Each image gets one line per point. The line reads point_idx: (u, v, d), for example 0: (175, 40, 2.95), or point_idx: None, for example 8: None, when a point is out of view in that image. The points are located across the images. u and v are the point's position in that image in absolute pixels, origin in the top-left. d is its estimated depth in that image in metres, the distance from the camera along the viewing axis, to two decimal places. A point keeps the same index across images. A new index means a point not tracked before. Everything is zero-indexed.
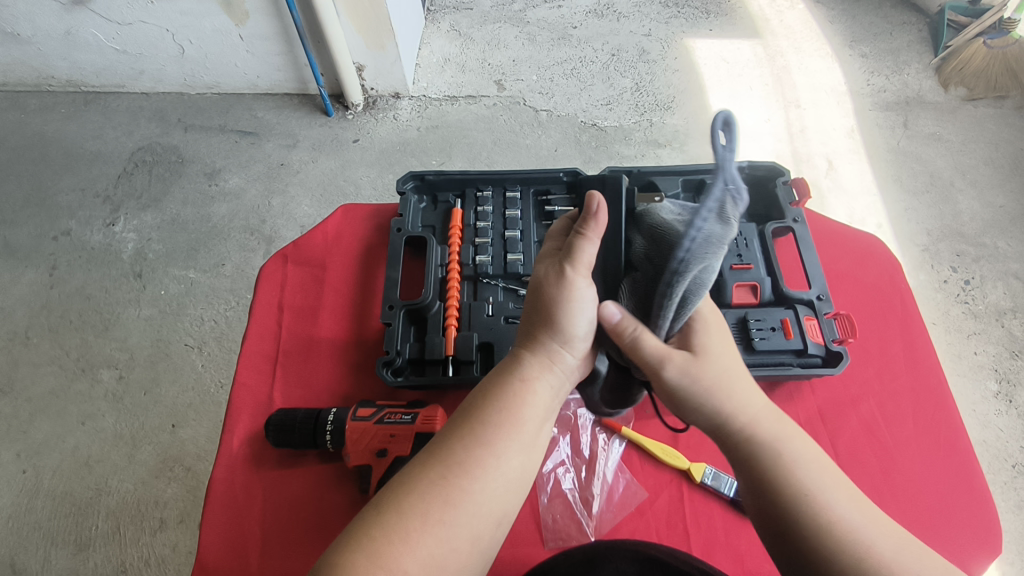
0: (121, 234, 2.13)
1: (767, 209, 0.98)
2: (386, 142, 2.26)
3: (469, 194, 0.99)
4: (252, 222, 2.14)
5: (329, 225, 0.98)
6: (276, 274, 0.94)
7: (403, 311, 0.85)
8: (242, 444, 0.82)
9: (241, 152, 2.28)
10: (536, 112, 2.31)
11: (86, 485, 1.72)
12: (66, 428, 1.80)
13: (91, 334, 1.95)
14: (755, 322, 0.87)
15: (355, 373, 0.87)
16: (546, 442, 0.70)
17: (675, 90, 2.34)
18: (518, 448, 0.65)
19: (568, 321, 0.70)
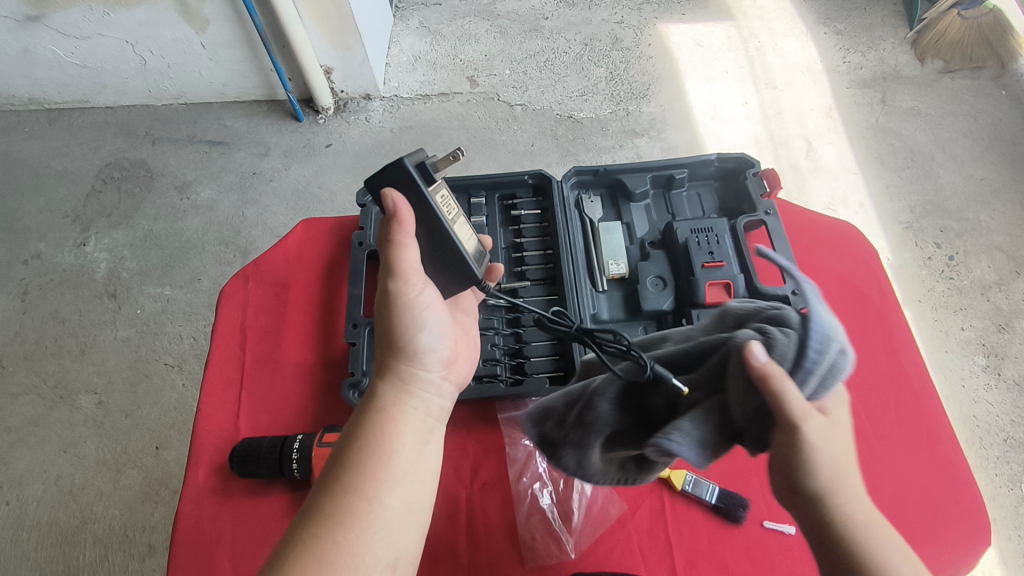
0: (93, 254, 2.08)
1: (738, 204, 0.95)
2: (359, 146, 2.22)
3: None
4: (226, 234, 2.10)
5: (290, 242, 0.95)
6: (238, 295, 0.91)
7: (367, 329, 0.83)
8: (208, 477, 0.78)
9: (212, 163, 2.24)
10: (510, 107, 2.27)
11: (71, 514, 1.68)
12: (47, 457, 1.77)
13: (67, 358, 1.91)
14: None
15: (323, 395, 0.83)
16: (431, 464, 0.66)
17: (650, 78, 2.31)
18: (393, 480, 0.61)
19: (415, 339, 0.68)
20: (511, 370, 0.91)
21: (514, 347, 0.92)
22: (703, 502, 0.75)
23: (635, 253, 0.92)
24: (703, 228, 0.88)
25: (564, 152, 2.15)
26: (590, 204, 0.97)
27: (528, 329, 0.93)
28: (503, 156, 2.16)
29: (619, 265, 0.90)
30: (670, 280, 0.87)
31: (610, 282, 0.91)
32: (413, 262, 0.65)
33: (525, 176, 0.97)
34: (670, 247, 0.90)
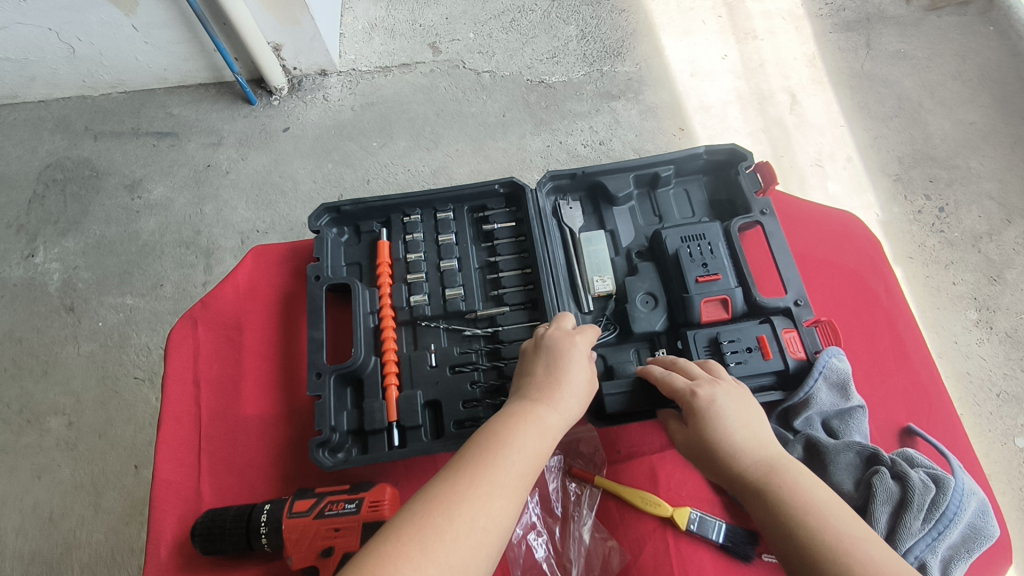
0: (44, 265, 1.94)
1: (730, 199, 0.88)
2: (319, 128, 2.07)
3: (395, 221, 0.87)
4: (185, 234, 1.96)
5: (239, 277, 0.87)
6: (186, 341, 0.83)
7: (334, 377, 0.75)
8: (172, 554, 0.72)
9: (162, 157, 2.08)
10: (477, 75, 2.12)
11: (53, 542, 1.60)
12: (22, 485, 1.67)
13: (30, 380, 1.79)
14: (727, 343, 0.76)
15: (291, 451, 0.77)
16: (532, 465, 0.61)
17: (624, 33, 2.17)
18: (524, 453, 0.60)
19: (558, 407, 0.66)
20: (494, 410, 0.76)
21: (496, 383, 0.76)
22: (710, 542, 0.70)
23: (622, 266, 0.85)
24: (694, 234, 0.82)
25: (538, 121, 2.03)
26: (568, 212, 0.88)
27: (510, 360, 0.78)
28: (473, 130, 2.03)
29: (605, 281, 0.82)
30: (662, 296, 0.82)
31: (596, 299, 0.84)
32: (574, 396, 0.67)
33: (495, 184, 0.86)
34: (659, 257, 0.83)
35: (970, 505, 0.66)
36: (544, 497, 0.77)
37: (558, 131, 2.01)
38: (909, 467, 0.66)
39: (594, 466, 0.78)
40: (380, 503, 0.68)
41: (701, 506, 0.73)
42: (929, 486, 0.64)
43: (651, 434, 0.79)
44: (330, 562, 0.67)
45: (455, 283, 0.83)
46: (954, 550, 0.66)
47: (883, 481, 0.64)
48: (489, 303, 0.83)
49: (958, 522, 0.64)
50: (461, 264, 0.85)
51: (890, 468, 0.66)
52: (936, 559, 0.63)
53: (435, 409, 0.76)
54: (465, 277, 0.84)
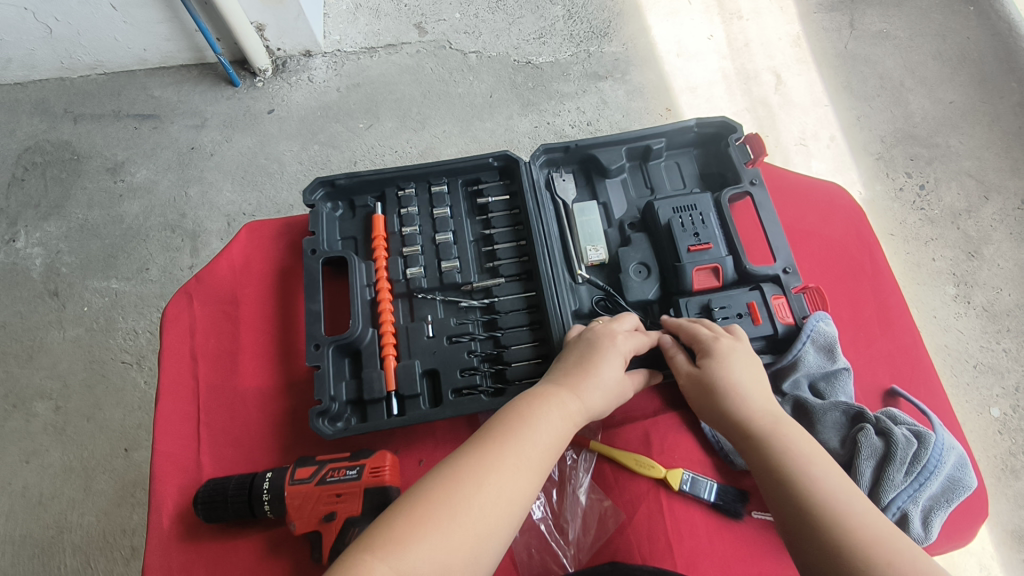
0: (26, 250, 1.91)
1: (721, 171, 0.89)
2: (305, 109, 2.05)
3: (390, 195, 0.87)
4: (171, 217, 1.94)
5: (234, 252, 0.87)
6: (183, 316, 0.83)
7: (332, 349, 0.76)
8: (174, 523, 0.73)
9: (144, 140, 2.05)
10: (464, 56, 2.11)
11: (44, 525, 1.59)
12: (10, 470, 1.66)
13: (15, 365, 1.77)
14: (718, 311, 0.78)
15: (290, 423, 0.78)
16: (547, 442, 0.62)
17: (610, 13, 2.17)
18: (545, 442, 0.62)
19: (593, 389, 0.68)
20: (493, 378, 0.78)
21: (493, 353, 0.78)
22: (702, 501, 0.73)
23: (614, 237, 0.86)
24: (686, 205, 0.83)
25: (525, 101, 2.03)
26: (562, 183, 0.89)
27: (507, 330, 0.79)
28: (460, 111, 2.02)
29: (598, 250, 0.83)
30: (655, 266, 0.83)
31: (589, 269, 0.85)
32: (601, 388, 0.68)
33: (489, 158, 0.87)
34: (652, 228, 0.85)
35: (950, 458, 0.69)
36: None
37: (545, 112, 2.01)
38: (893, 423, 0.69)
39: (589, 431, 0.80)
40: (381, 469, 0.70)
41: (693, 468, 0.76)
42: (911, 441, 0.67)
43: (645, 401, 0.81)
44: (331, 527, 0.68)
45: (450, 255, 0.83)
46: (934, 501, 0.70)
47: (868, 438, 0.67)
48: (485, 274, 0.84)
49: (939, 474, 0.67)
50: (456, 237, 0.85)
51: (875, 425, 0.69)
52: (917, 509, 0.66)
53: (433, 378, 0.78)
54: (460, 250, 0.84)
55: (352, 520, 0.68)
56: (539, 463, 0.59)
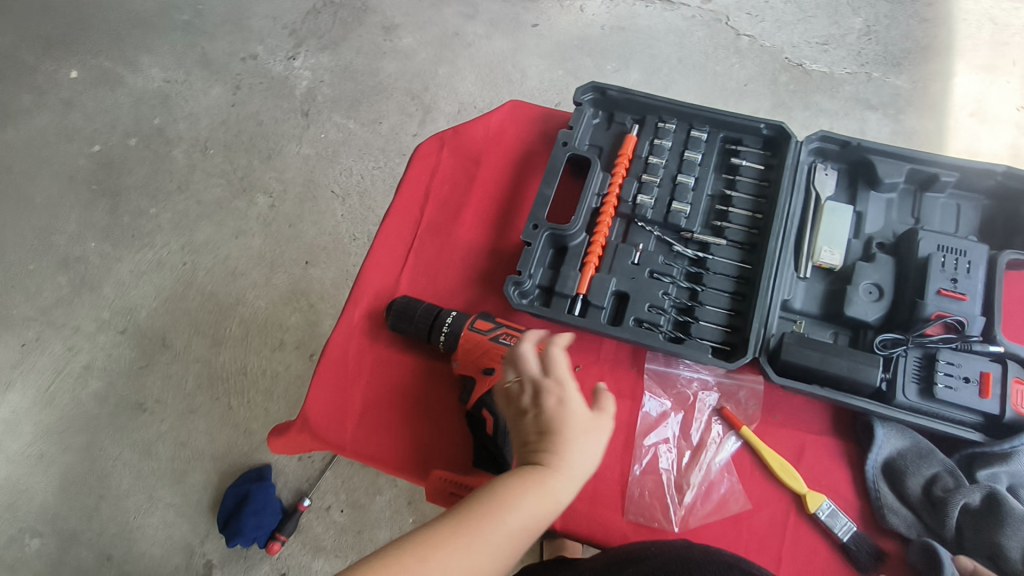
0: (298, 70, 2.20)
1: (1008, 232, 0.80)
2: (565, 34, 2.10)
3: (649, 122, 0.88)
4: (415, 87, 2.12)
5: (493, 119, 0.94)
6: (430, 155, 0.93)
7: (546, 234, 0.81)
8: (362, 318, 0.85)
9: (421, 12, 2.23)
10: (737, 36, 2.02)
11: (229, 292, 1.92)
12: (222, 238, 1.99)
13: (256, 158, 2.09)
14: (944, 364, 0.73)
15: (483, 282, 0.85)
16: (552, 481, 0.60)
17: (914, 45, 1.95)
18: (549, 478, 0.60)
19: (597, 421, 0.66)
20: (675, 325, 0.79)
21: (686, 303, 0.79)
22: (832, 536, 0.71)
23: (857, 249, 0.82)
24: (955, 247, 0.76)
25: (778, 103, 1.92)
26: (823, 176, 0.84)
27: (708, 289, 0.80)
28: (709, 88, 1.96)
29: (833, 255, 0.79)
30: (889, 293, 0.78)
31: (814, 269, 0.81)
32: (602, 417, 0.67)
33: (762, 123, 0.84)
34: (903, 257, 0.78)
35: None
36: (686, 422, 0.79)
37: (793, 120, 1.89)
38: None
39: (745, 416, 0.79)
40: (547, 353, 0.75)
41: (835, 501, 0.74)
42: None
43: (814, 415, 0.78)
44: (488, 379, 0.76)
45: (684, 199, 0.84)
46: None
47: None
48: (707, 231, 0.84)
49: None
50: (696, 184, 0.85)
51: None
52: None
53: (620, 301, 0.80)
54: (695, 198, 0.84)
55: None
56: (538, 506, 0.58)
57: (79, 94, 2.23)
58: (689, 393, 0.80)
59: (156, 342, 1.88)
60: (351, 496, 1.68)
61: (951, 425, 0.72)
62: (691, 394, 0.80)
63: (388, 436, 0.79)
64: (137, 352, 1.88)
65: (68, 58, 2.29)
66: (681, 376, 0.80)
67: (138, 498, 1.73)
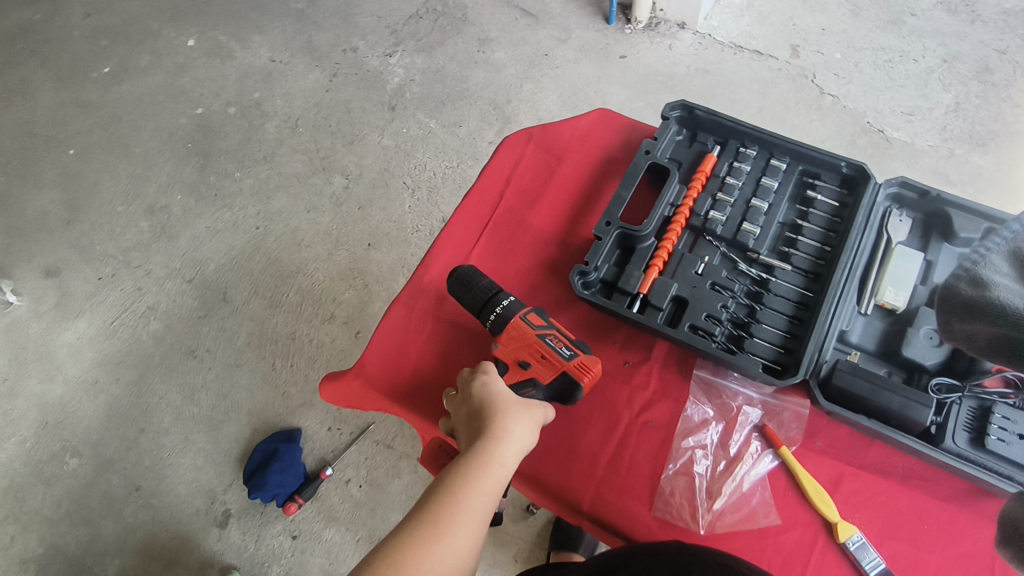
0: (392, 67, 2.33)
1: None
2: (650, 70, 2.16)
3: (731, 145, 0.92)
4: (498, 98, 2.21)
5: (581, 122, 0.99)
6: (517, 147, 0.99)
7: (617, 232, 0.85)
8: (430, 284, 0.91)
9: (516, 31, 2.33)
10: (821, 94, 2.04)
11: (292, 260, 2.02)
12: (295, 210, 2.11)
13: (339, 142, 2.21)
14: (998, 419, 0.72)
15: (549, 268, 0.90)
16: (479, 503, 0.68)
17: (1004, 128, 1.92)
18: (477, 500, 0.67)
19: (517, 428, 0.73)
20: (728, 338, 0.82)
21: (743, 319, 0.82)
22: (859, 568, 0.71)
23: (922, 294, 0.81)
24: None
25: None
26: (897, 220, 0.86)
27: (767, 309, 0.82)
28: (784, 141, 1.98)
29: (897, 296, 0.80)
30: None
31: (876, 307, 0.82)
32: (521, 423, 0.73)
33: (843, 161, 0.87)
34: None
35: None
36: (726, 432, 0.81)
37: None
38: None
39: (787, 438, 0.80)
40: (584, 371, 0.78)
41: (868, 536, 0.74)
42: None
43: (859, 449, 0.78)
44: (521, 373, 0.79)
45: (755, 221, 0.86)
46: None
47: None
48: (773, 255, 0.86)
49: None
50: (768, 210, 0.88)
51: None
52: None
53: (679, 307, 0.83)
54: (765, 222, 0.87)
55: (536, 383, 0.78)
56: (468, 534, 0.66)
57: (192, 61, 2.42)
58: (733, 406, 0.81)
59: (217, 295, 1.99)
60: (371, 474, 1.72)
61: (1000, 480, 0.71)
62: (735, 407, 0.82)
63: (435, 399, 0.84)
64: (198, 301, 1.99)
65: (188, 28, 2.48)
66: (728, 388, 0.83)
67: (174, 438, 1.82)
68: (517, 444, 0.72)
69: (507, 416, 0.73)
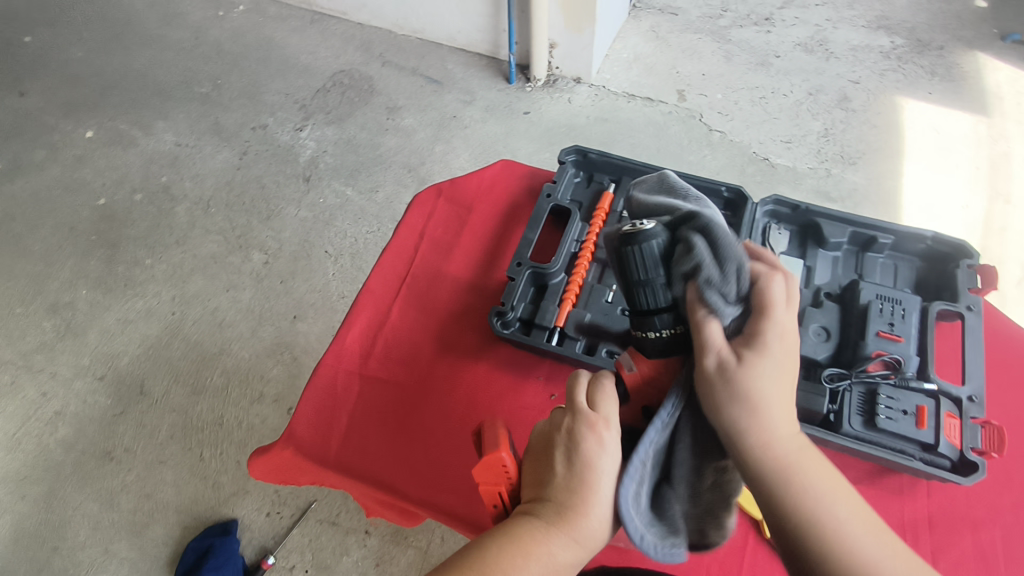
0: (304, 140, 2.36)
1: (938, 287, 0.92)
2: (553, 122, 2.30)
3: (625, 182, 1.00)
4: (412, 160, 2.28)
5: (485, 174, 1.05)
6: (427, 203, 1.02)
7: (529, 271, 0.91)
8: (353, 343, 0.90)
9: (423, 97, 2.43)
10: (709, 131, 2.23)
11: (214, 342, 1.94)
12: (213, 290, 2.05)
13: (255, 218, 2.19)
14: (884, 398, 0.81)
15: (469, 314, 0.93)
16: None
17: (868, 147, 2.16)
18: None
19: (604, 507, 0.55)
20: None
21: None
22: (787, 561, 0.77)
23: (807, 297, 0.94)
24: (891, 297, 0.88)
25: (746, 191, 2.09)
26: (777, 234, 0.98)
27: None
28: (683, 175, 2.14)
29: None
30: (835, 334, 0.89)
31: None
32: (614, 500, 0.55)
33: (722, 187, 0.96)
34: (847, 304, 0.91)
35: None
36: None
37: None
38: None
39: None
40: None
41: None
42: None
43: None
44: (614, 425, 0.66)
45: None
46: None
47: None
48: None
49: None
50: None
51: None
52: None
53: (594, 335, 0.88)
54: None
55: None
56: None
57: (92, 151, 2.35)
58: None
59: (134, 389, 1.88)
60: (317, 556, 1.62)
61: (894, 453, 0.79)
62: None
63: (368, 459, 0.82)
64: (113, 399, 1.87)
65: (86, 119, 2.43)
66: None
67: (92, 552, 1.66)
68: (598, 531, 0.54)
69: (593, 495, 0.54)
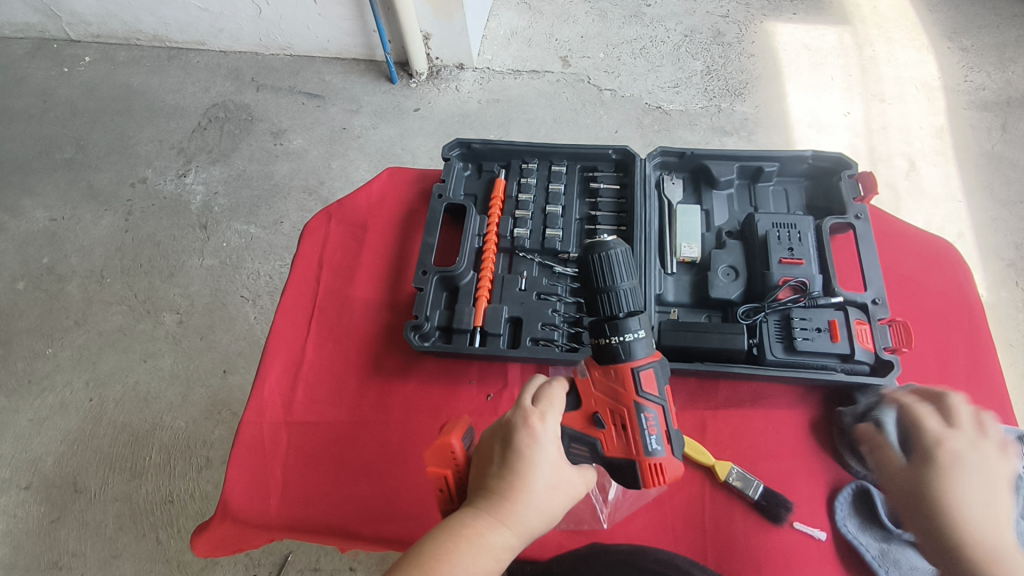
0: (191, 186, 2.22)
1: (826, 205, 0.96)
2: (446, 114, 2.26)
3: (514, 165, 0.99)
4: (311, 182, 2.18)
5: (374, 186, 1.01)
6: (320, 229, 0.97)
7: (436, 278, 0.88)
8: (272, 393, 0.85)
9: (307, 114, 2.33)
10: (599, 91, 2.24)
11: (143, 418, 1.82)
12: (129, 364, 1.91)
13: (157, 278, 2.05)
14: (798, 321, 0.85)
15: (388, 333, 0.90)
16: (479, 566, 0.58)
17: (749, 76, 2.23)
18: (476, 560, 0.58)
19: (538, 487, 0.65)
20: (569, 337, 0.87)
21: (574, 316, 0.87)
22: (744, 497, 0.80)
23: (710, 240, 0.97)
24: (786, 223, 0.92)
25: (647, 142, 2.12)
26: (670, 185, 1.00)
27: None
28: (584, 140, 2.14)
29: (692, 249, 0.93)
30: (743, 271, 0.93)
31: (679, 264, 0.95)
32: (546, 484, 0.66)
33: (609, 150, 0.97)
34: (748, 238, 0.94)
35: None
36: None
37: None
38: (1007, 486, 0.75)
39: None
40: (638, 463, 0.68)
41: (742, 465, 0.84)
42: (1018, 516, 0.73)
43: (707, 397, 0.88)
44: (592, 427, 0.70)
45: (555, 225, 0.94)
46: None
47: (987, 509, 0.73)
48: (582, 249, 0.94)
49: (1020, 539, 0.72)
50: (564, 211, 0.95)
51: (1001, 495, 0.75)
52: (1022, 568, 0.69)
53: (516, 325, 0.88)
54: (565, 223, 0.94)
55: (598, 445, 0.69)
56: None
57: None
58: None
59: (66, 489, 1.74)
60: None
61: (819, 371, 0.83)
62: None
63: (312, 507, 0.78)
64: (45, 505, 1.72)
65: None
66: None
67: None
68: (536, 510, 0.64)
69: (532, 477, 0.65)
